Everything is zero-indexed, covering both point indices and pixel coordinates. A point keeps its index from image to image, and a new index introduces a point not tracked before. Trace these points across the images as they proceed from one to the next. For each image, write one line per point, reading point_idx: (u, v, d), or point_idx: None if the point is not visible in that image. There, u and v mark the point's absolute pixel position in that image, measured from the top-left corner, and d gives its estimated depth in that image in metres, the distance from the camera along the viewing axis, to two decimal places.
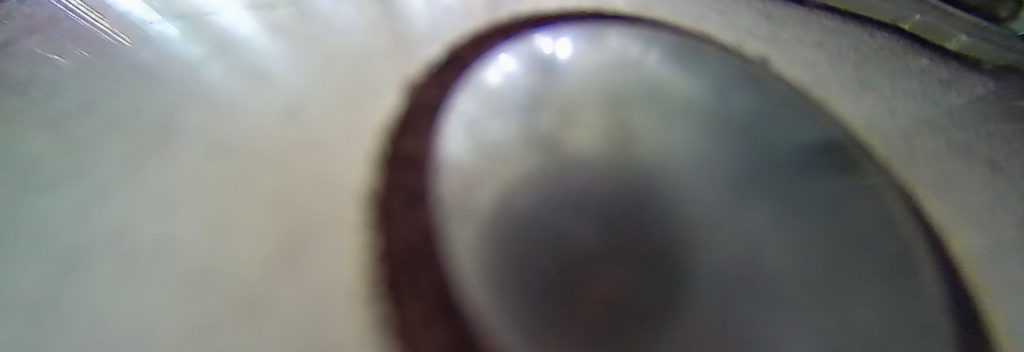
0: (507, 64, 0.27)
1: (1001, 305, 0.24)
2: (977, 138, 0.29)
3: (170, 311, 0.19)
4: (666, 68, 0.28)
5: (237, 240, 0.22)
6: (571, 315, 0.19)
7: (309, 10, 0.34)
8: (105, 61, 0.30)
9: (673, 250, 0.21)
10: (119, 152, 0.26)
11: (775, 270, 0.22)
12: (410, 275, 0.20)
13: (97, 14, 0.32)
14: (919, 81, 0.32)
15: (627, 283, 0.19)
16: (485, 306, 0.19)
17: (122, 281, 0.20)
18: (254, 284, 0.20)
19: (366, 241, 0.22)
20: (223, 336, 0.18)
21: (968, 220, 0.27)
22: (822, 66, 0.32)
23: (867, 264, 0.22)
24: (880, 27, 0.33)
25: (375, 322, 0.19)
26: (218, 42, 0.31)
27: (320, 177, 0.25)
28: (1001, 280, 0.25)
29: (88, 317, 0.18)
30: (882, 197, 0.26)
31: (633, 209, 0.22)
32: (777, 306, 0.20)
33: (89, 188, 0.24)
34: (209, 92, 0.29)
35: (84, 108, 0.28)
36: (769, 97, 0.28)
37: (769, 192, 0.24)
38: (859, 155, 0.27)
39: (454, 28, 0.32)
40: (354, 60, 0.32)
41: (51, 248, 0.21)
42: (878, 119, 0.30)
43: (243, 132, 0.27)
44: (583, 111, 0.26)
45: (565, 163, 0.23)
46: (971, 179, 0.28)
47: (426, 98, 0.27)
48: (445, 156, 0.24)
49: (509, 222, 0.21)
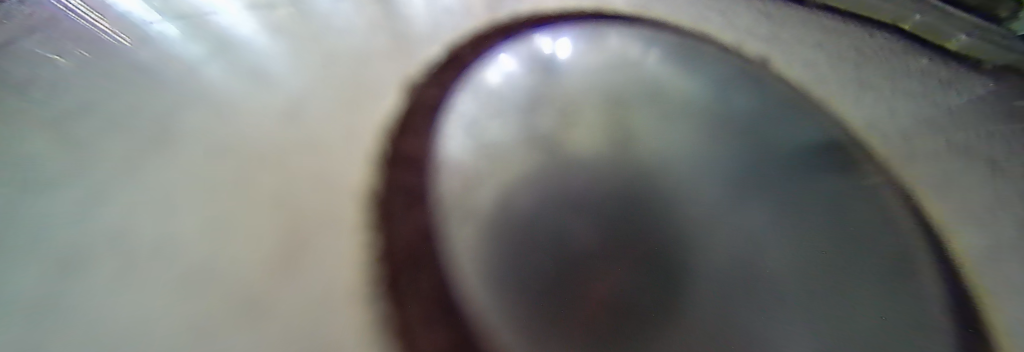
0: (506, 64, 0.27)
1: (1002, 306, 0.24)
2: (978, 138, 0.29)
3: (170, 311, 0.19)
4: (666, 68, 0.28)
5: (236, 239, 0.22)
6: (571, 315, 0.18)
7: (309, 10, 0.34)
8: (105, 61, 0.30)
9: (673, 250, 0.21)
10: (118, 152, 0.26)
11: (776, 271, 0.21)
12: (410, 275, 0.20)
13: (97, 14, 0.32)
14: (919, 81, 0.32)
15: (627, 283, 0.19)
16: (485, 306, 0.19)
17: (122, 282, 0.20)
18: (254, 284, 0.20)
19: (366, 241, 0.22)
20: (223, 336, 0.18)
21: (969, 220, 0.27)
22: (822, 66, 0.32)
23: (867, 264, 0.22)
24: (880, 27, 0.33)
25: (375, 322, 0.19)
26: (217, 42, 0.31)
27: (320, 176, 0.25)
28: (1003, 280, 0.25)
29: (87, 317, 0.18)
30: (882, 198, 0.26)
31: (633, 210, 0.22)
32: (778, 306, 0.20)
33: (88, 188, 0.24)
34: (208, 93, 0.29)
35: (84, 109, 0.28)
36: (769, 98, 0.28)
37: (769, 192, 0.24)
38: (859, 155, 0.27)
39: (454, 28, 0.32)
40: (354, 60, 0.31)
41: (53, 248, 0.21)
42: (878, 119, 0.30)
43: (243, 132, 0.27)
44: (583, 111, 0.26)
45: (565, 164, 0.24)
46: (971, 178, 0.28)
47: (427, 99, 0.27)
48: (445, 156, 0.24)
49: (509, 222, 0.21)
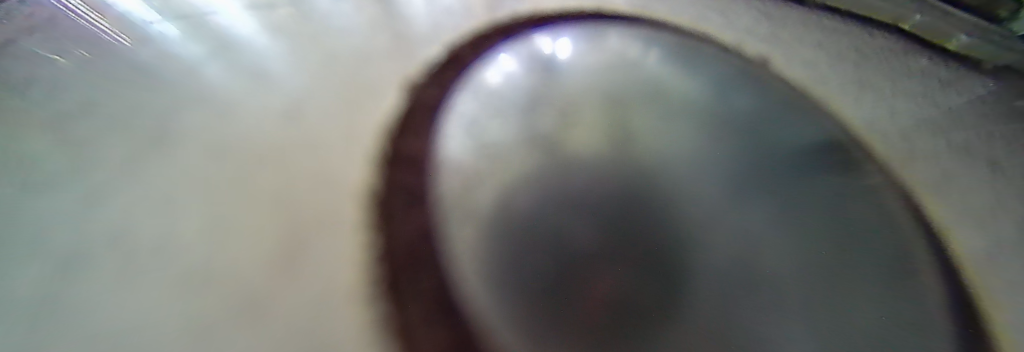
0: (506, 64, 0.27)
1: (1004, 305, 0.23)
2: (976, 138, 0.30)
3: (170, 311, 0.19)
4: (666, 68, 0.28)
5: (237, 239, 0.22)
6: (572, 313, 0.19)
7: (310, 10, 0.34)
8: (105, 61, 0.30)
9: (672, 252, 0.21)
10: (117, 152, 0.26)
11: (776, 270, 0.22)
12: (411, 275, 0.20)
13: (97, 13, 0.32)
14: (920, 81, 0.32)
15: (627, 283, 0.20)
16: (486, 305, 0.19)
17: (122, 282, 0.19)
18: (255, 284, 0.20)
19: (367, 241, 0.22)
20: (222, 337, 0.18)
21: (971, 220, 0.27)
22: (822, 66, 0.32)
23: (868, 262, 0.22)
24: (880, 27, 0.33)
25: (374, 322, 0.18)
26: (217, 42, 0.31)
27: (321, 176, 0.25)
28: (1005, 281, 0.24)
29: (84, 318, 0.18)
30: (882, 198, 0.25)
31: (631, 211, 0.22)
32: (777, 305, 0.20)
33: (89, 188, 0.24)
34: (211, 94, 0.29)
35: (86, 109, 0.28)
36: (769, 97, 0.28)
37: (768, 193, 0.24)
38: (859, 155, 0.27)
39: (454, 28, 0.32)
40: (354, 60, 0.32)
41: (51, 248, 0.21)
42: (877, 119, 0.30)
43: (244, 133, 0.27)
44: (582, 111, 0.26)
45: (566, 165, 0.24)
46: (970, 178, 0.28)
47: (426, 98, 0.27)
48: (445, 156, 0.24)
49: (510, 222, 0.21)
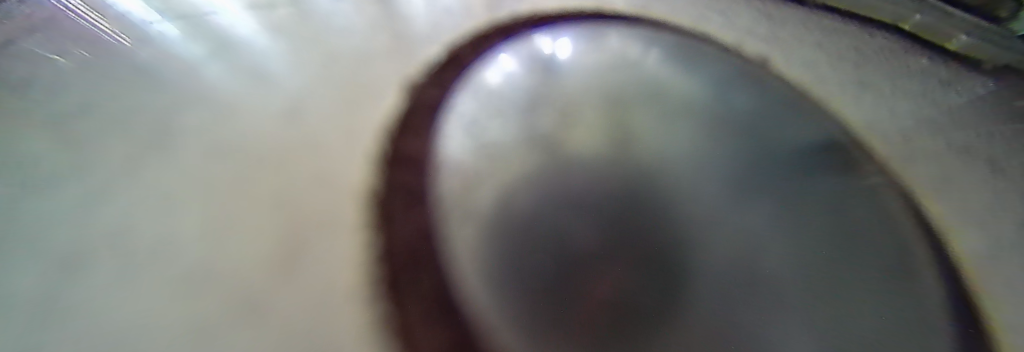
0: (507, 64, 0.27)
1: (1003, 304, 0.23)
2: (974, 138, 0.30)
3: (171, 311, 0.19)
4: (666, 68, 0.28)
5: (236, 240, 0.22)
6: (571, 313, 0.18)
7: (310, 11, 0.34)
8: (105, 61, 0.30)
9: (671, 252, 0.21)
10: (117, 152, 0.26)
11: (775, 271, 0.22)
12: (410, 276, 0.20)
13: (97, 13, 0.32)
14: (919, 81, 0.32)
15: (626, 283, 0.20)
16: (485, 305, 0.19)
17: (120, 282, 0.19)
18: (254, 284, 0.20)
19: (367, 241, 0.22)
20: (224, 336, 0.18)
21: (971, 220, 0.27)
22: (823, 66, 0.32)
23: (867, 261, 0.22)
24: (879, 28, 0.33)
25: (374, 322, 0.18)
26: (217, 42, 0.31)
27: (321, 177, 0.25)
28: (1002, 280, 0.24)
29: (85, 318, 0.18)
30: (882, 198, 0.25)
31: (631, 212, 0.22)
32: (776, 305, 0.20)
33: (90, 188, 0.24)
34: (211, 94, 0.29)
35: (86, 109, 0.28)
36: (769, 97, 0.28)
37: (769, 194, 0.24)
38: (860, 155, 0.27)
39: (454, 28, 0.32)
40: (355, 60, 0.32)
41: (49, 248, 0.21)
42: (877, 118, 0.30)
43: (244, 133, 0.27)
44: (583, 110, 0.26)
45: (565, 164, 0.24)
46: (970, 178, 0.28)
47: (427, 97, 0.27)
48: (445, 156, 0.23)
49: (510, 222, 0.21)
